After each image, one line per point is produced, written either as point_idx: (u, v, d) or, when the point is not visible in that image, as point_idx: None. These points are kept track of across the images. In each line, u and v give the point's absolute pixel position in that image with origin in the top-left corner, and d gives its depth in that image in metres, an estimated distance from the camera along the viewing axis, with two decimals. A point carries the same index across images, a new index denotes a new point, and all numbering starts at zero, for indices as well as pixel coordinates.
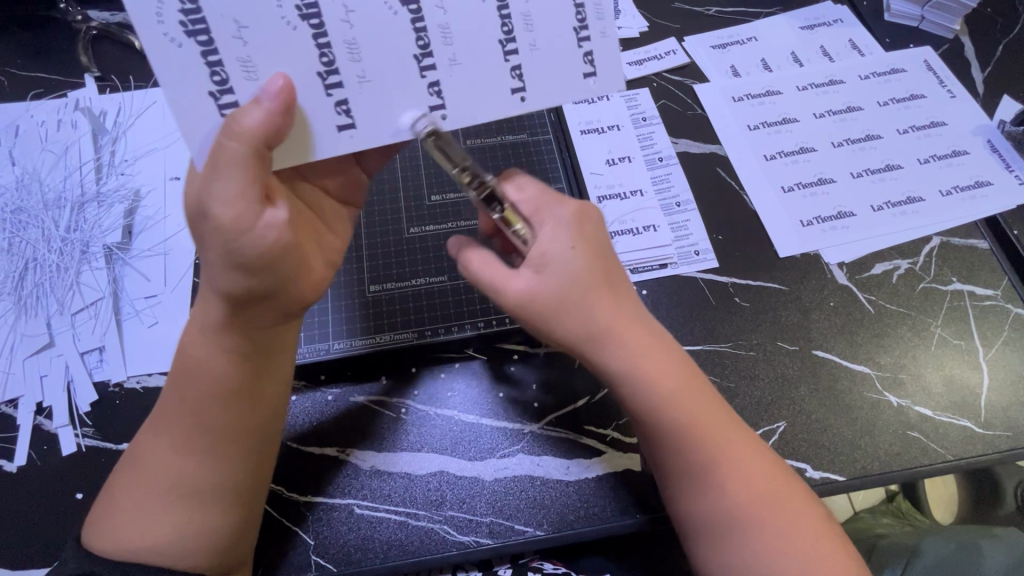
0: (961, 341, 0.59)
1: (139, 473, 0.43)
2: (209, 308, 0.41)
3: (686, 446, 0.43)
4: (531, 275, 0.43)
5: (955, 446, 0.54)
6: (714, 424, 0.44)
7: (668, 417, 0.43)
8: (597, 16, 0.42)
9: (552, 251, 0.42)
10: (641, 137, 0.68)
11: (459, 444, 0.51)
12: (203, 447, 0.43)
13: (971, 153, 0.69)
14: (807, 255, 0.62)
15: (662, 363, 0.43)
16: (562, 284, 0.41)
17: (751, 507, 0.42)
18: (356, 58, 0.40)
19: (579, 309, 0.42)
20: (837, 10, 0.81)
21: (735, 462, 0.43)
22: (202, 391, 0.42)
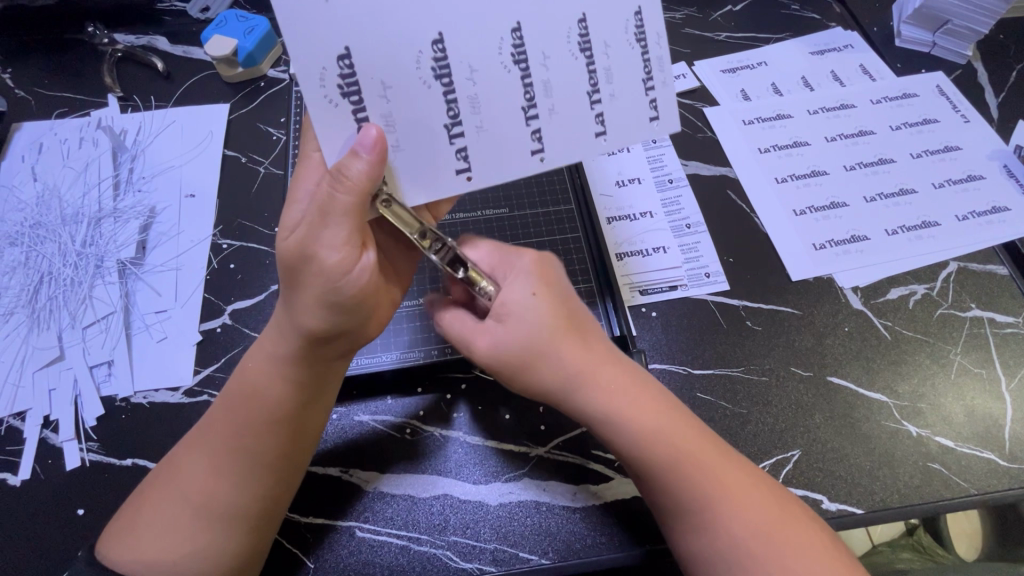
0: (982, 369, 0.57)
1: (175, 487, 0.43)
2: (283, 340, 0.43)
3: (670, 483, 0.42)
4: (498, 326, 0.45)
5: (978, 480, 0.51)
6: (704, 458, 0.43)
7: (654, 457, 0.43)
8: (659, 67, 0.44)
9: (511, 300, 0.45)
10: (651, 159, 0.68)
11: (463, 468, 0.51)
12: (245, 469, 0.43)
13: (987, 178, 0.68)
14: (821, 278, 0.61)
15: (638, 400, 0.44)
16: (524, 332, 0.44)
17: (756, 544, 0.40)
18: (476, 111, 0.41)
19: (546, 354, 0.44)
20: (847, 37, 0.82)
21: (730, 497, 0.42)
22: (260, 414, 0.43)
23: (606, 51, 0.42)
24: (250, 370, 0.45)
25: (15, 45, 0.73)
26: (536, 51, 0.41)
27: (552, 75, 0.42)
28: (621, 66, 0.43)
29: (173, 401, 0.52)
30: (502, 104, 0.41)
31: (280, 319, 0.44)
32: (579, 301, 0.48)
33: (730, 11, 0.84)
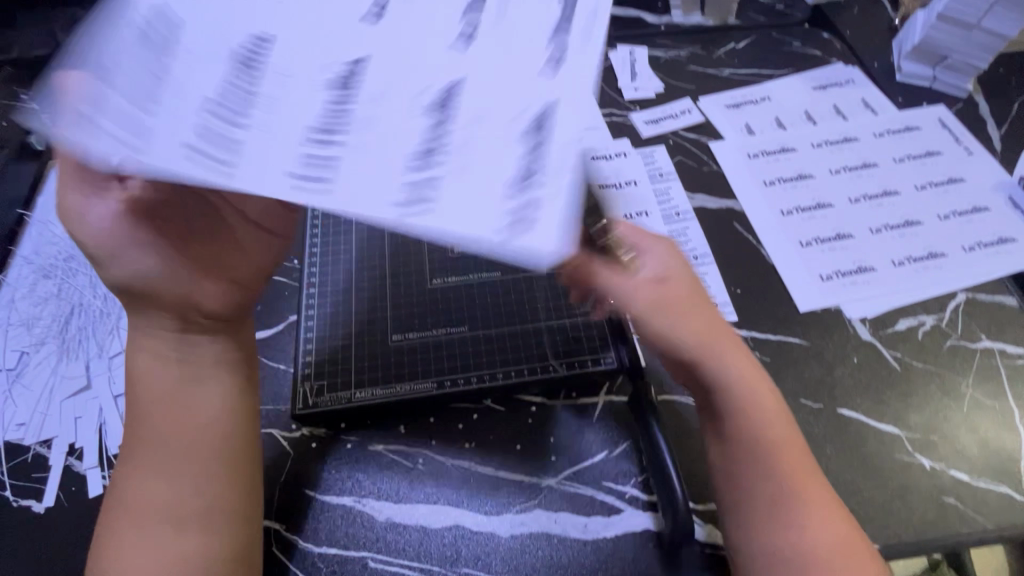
0: (994, 401, 0.57)
1: (126, 504, 0.43)
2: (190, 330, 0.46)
3: (770, 462, 0.45)
4: (640, 277, 0.46)
5: (995, 514, 0.51)
6: (795, 451, 0.46)
7: (761, 435, 0.45)
8: None
9: (671, 267, 0.47)
10: (658, 192, 0.70)
11: (475, 498, 0.51)
12: (183, 465, 0.44)
13: (992, 209, 0.69)
14: (828, 309, 0.62)
15: (756, 379, 0.47)
16: (686, 292, 0.47)
17: (826, 550, 0.42)
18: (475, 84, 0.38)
19: (694, 310, 0.46)
20: (849, 72, 0.84)
21: (807, 488, 0.44)
22: (175, 405, 0.44)
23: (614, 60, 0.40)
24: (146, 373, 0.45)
25: None
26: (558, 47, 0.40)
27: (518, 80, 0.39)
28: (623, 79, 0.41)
29: None
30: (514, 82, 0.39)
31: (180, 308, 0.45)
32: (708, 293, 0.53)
33: (733, 48, 0.87)
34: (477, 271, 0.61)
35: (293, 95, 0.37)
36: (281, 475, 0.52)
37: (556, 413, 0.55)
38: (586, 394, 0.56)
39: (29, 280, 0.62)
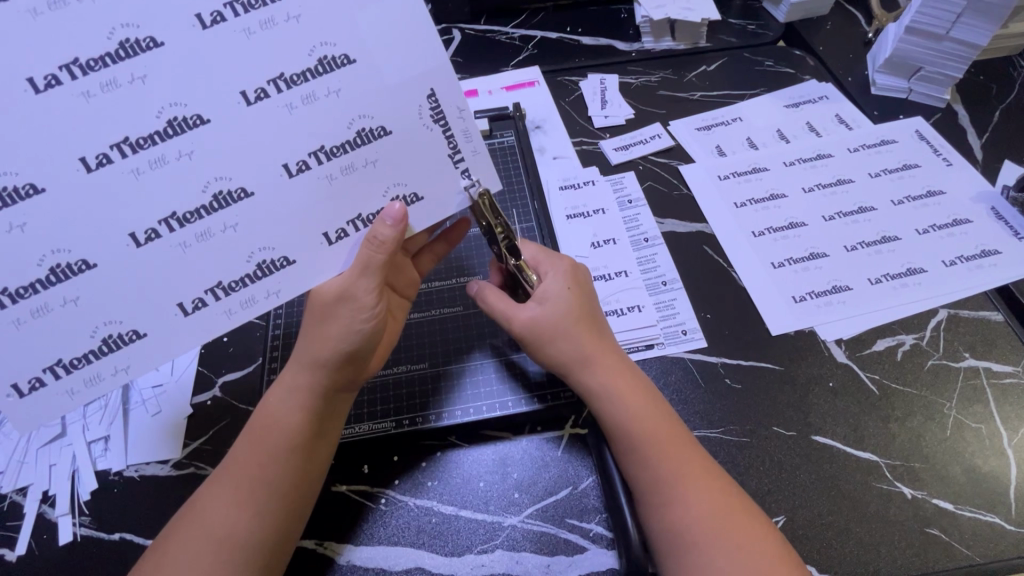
0: (981, 424, 0.54)
1: (194, 527, 0.44)
2: (312, 370, 0.48)
3: (651, 454, 0.48)
4: (536, 308, 0.54)
5: (984, 547, 0.48)
6: (678, 452, 0.48)
7: (636, 432, 0.49)
8: (466, 138, 0.47)
9: (542, 293, 0.54)
10: (627, 219, 0.70)
11: (436, 539, 0.50)
12: (264, 503, 0.45)
13: (974, 221, 0.67)
14: (802, 332, 0.61)
15: (636, 386, 0.51)
16: (555, 315, 0.53)
17: (710, 519, 0.45)
18: (319, 173, 0.45)
19: (564, 332, 0.53)
20: (823, 88, 0.83)
21: (690, 476, 0.47)
22: (278, 445, 0.47)
23: (460, 116, 0.47)
24: (270, 403, 0.49)
25: None
26: (378, 128, 0.45)
27: (354, 168, 0.45)
28: (441, 146, 0.47)
29: (162, 474, 0.54)
30: (350, 178, 0.46)
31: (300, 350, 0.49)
32: (600, 309, 0.57)
33: (704, 71, 0.87)
34: (439, 307, 0.63)
35: (258, 232, 0.44)
36: None
37: (519, 448, 0.55)
38: (550, 427, 0.56)
39: None
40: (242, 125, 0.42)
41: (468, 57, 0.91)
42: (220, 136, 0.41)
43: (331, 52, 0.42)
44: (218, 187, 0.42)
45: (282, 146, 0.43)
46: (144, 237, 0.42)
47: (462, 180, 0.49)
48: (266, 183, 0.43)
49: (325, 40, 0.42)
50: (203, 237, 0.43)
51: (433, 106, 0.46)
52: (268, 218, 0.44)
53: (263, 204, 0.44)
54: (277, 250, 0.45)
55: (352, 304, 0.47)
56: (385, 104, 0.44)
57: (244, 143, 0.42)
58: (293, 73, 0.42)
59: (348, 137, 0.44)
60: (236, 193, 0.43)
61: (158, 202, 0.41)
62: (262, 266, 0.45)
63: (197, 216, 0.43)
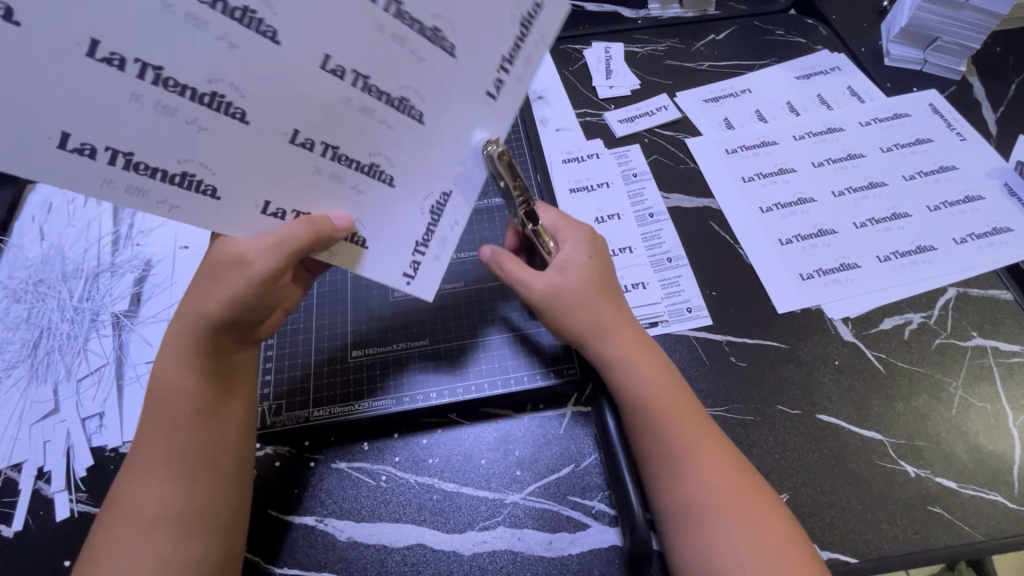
0: (986, 403, 0.54)
1: (121, 506, 0.44)
2: (183, 333, 0.46)
3: (666, 429, 0.47)
4: (557, 275, 0.52)
5: (985, 525, 0.48)
6: (696, 430, 0.48)
7: (653, 407, 0.48)
8: (440, 244, 0.46)
9: (564, 261, 0.52)
10: (632, 193, 0.68)
11: (438, 516, 0.50)
12: (184, 470, 0.45)
13: (986, 197, 0.66)
14: (808, 310, 0.60)
15: (655, 362, 0.51)
16: (578, 284, 0.51)
17: (721, 495, 0.45)
18: (318, 165, 0.39)
19: (584, 301, 0.51)
20: (835, 59, 0.81)
21: (704, 451, 0.47)
22: (178, 411, 0.46)
23: (451, 224, 0.46)
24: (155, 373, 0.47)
25: None
26: (387, 160, 0.41)
27: (343, 175, 0.40)
28: (408, 228, 0.45)
29: None
30: (331, 180, 0.40)
31: (177, 315, 0.47)
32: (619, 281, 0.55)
33: (712, 40, 0.84)
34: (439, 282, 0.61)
35: (215, 151, 0.35)
36: None
37: (521, 425, 0.54)
38: (553, 405, 0.55)
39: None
40: (300, 80, 0.35)
41: None
42: (282, 58, 0.33)
43: (412, 99, 0.39)
44: (214, 88, 0.33)
45: (308, 116, 0.36)
46: (150, 70, 0.31)
47: (413, 264, 0.46)
48: (265, 124, 0.36)
49: (416, 89, 0.39)
50: (160, 111, 0.33)
51: (438, 203, 0.45)
52: (235, 150, 0.36)
53: (253, 143, 0.36)
54: (213, 175, 0.36)
55: (247, 273, 0.42)
56: (414, 170, 0.42)
57: (279, 86, 0.34)
58: (376, 85, 0.37)
59: (359, 158, 0.40)
60: (234, 109, 0.34)
61: (179, 54, 0.31)
62: (188, 178, 0.36)
63: (177, 91, 0.32)
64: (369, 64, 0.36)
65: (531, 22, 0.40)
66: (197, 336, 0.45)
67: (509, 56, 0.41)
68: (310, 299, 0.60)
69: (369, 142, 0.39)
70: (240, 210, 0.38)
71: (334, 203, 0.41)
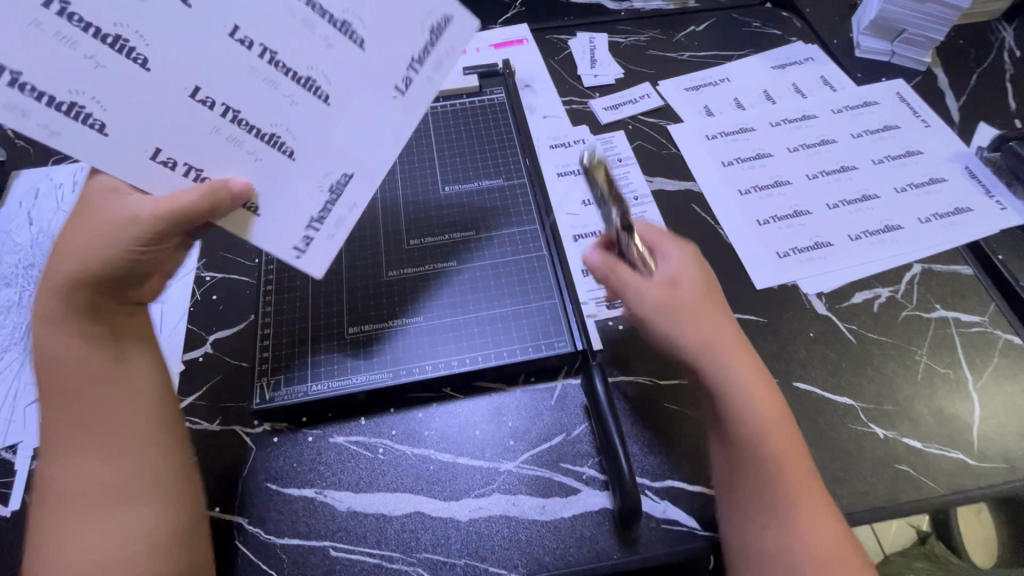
0: (948, 369, 0.57)
1: (46, 491, 0.43)
2: (55, 296, 0.45)
3: (762, 468, 0.46)
4: (656, 286, 0.51)
5: (948, 480, 0.52)
6: (798, 474, 0.46)
7: (749, 440, 0.47)
8: (337, 225, 0.46)
9: (667, 275, 0.51)
10: (617, 177, 0.71)
11: (434, 485, 0.52)
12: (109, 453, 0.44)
13: (949, 180, 0.70)
14: (785, 286, 0.63)
15: (767, 395, 0.48)
16: (682, 298, 0.50)
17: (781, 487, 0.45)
18: (215, 128, 0.41)
19: (689, 320, 0.50)
20: (809, 50, 0.84)
21: (768, 442, 0.46)
22: (76, 383, 0.45)
23: (349, 208, 0.46)
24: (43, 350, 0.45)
25: None
26: (282, 131, 0.42)
27: (240, 142, 0.42)
28: (300, 201, 0.45)
29: None
30: (228, 149, 0.42)
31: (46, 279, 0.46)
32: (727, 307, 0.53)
33: (692, 31, 0.86)
34: (433, 262, 0.62)
35: (115, 92, 0.37)
36: (243, 471, 0.53)
37: (514, 398, 0.56)
38: (544, 378, 0.57)
39: None
40: (218, 51, 0.39)
41: None
42: (195, 20, 0.38)
43: (318, 81, 0.42)
44: (121, 33, 0.36)
45: (208, 75, 0.39)
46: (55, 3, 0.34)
47: (303, 241, 0.46)
48: (165, 75, 0.38)
49: (324, 72, 0.42)
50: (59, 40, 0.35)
51: (338, 182, 0.45)
52: (138, 100, 0.38)
53: (158, 92, 0.38)
54: (104, 111, 0.38)
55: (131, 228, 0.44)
56: (317, 147, 0.44)
57: (188, 50, 0.38)
58: (283, 60, 0.41)
59: (261, 127, 0.42)
60: (134, 57, 0.37)
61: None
62: (76, 108, 0.37)
63: (80, 27, 0.35)
64: (280, 43, 0.40)
65: (438, 32, 0.45)
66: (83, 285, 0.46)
67: (420, 58, 0.45)
68: (305, 279, 0.61)
69: (268, 112, 0.42)
70: (131, 153, 0.39)
71: (231, 166, 0.42)
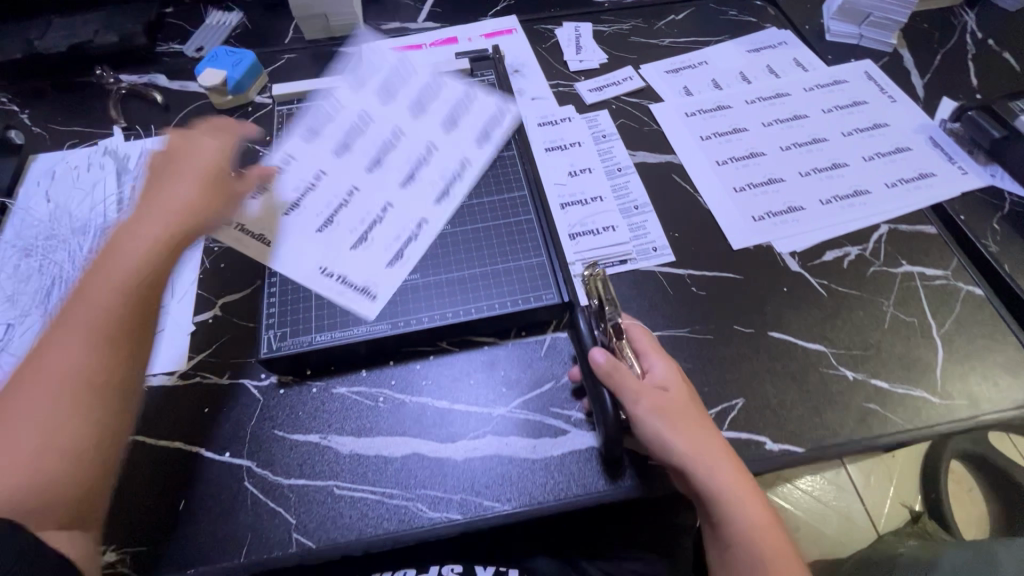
0: (913, 318, 0.61)
1: (72, 426, 0.44)
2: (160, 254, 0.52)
3: (738, 537, 0.48)
4: (649, 412, 0.49)
5: (913, 416, 0.55)
6: (767, 537, 0.48)
7: (728, 512, 0.48)
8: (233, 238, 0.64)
9: (655, 387, 0.51)
10: (601, 151, 0.75)
11: (431, 429, 0.55)
12: (88, 417, 0.45)
13: (914, 149, 0.74)
14: (760, 246, 0.67)
15: (737, 470, 0.49)
16: (669, 413, 0.49)
17: (759, 535, 0.48)
18: (294, 182, 0.68)
19: (670, 414, 0.49)
20: (782, 35, 0.89)
21: (746, 492, 0.48)
22: (135, 334, 0.48)
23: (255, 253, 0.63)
24: (95, 294, 0.48)
25: (36, 92, 0.83)
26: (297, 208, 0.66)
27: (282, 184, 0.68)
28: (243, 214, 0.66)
29: (170, 384, 0.58)
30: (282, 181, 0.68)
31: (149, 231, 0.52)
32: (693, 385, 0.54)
33: (672, 19, 0.91)
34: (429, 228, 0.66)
35: (318, 147, 0.70)
36: (251, 420, 0.56)
37: (506, 350, 0.60)
38: (534, 332, 0.61)
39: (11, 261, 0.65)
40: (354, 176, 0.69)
41: (449, 8, 0.93)
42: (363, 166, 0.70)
43: (333, 226, 0.65)
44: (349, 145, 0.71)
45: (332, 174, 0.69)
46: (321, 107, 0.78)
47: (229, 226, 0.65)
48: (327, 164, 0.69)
49: (344, 219, 0.66)
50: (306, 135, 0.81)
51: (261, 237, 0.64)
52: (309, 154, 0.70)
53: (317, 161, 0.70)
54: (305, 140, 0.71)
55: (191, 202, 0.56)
56: (291, 234, 0.64)
57: (349, 170, 0.69)
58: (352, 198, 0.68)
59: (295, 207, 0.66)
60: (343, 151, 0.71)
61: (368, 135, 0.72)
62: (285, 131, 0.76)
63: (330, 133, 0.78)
64: (362, 194, 0.68)
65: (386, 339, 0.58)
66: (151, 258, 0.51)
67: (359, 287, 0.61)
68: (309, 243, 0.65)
69: (313, 202, 0.66)
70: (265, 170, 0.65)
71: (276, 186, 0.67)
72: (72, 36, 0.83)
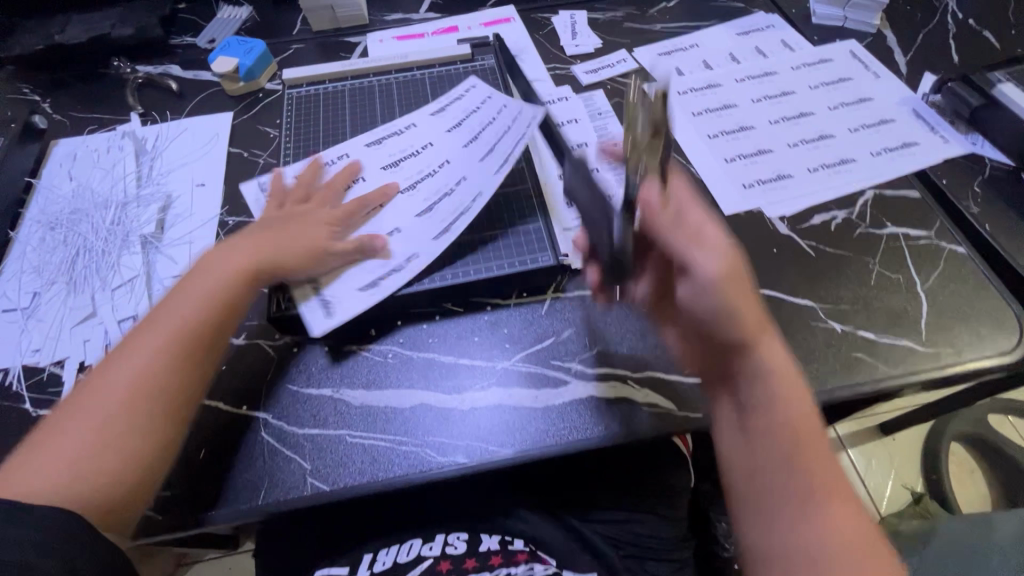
0: (898, 274, 0.64)
1: (126, 429, 0.49)
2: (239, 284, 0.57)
3: (781, 408, 0.47)
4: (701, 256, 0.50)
5: (898, 363, 0.58)
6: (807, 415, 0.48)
7: (774, 384, 0.48)
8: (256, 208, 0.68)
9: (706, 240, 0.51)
10: (597, 128, 0.78)
11: (439, 382, 0.58)
12: (147, 416, 0.49)
13: (898, 120, 0.77)
14: (750, 212, 0.69)
15: (775, 343, 0.50)
16: (716, 264, 0.49)
17: (799, 408, 0.48)
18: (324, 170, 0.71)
19: (721, 268, 0.50)
20: (769, 19, 0.92)
21: (790, 372, 0.49)
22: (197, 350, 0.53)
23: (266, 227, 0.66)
24: (172, 308, 0.54)
25: (57, 82, 0.87)
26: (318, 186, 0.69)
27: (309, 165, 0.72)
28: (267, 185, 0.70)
29: None
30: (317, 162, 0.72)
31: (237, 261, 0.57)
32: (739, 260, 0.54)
33: (664, 6, 0.95)
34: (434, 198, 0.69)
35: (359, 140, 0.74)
36: (268, 376, 0.59)
37: (508, 310, 0.63)
38: (535, 294, 0.64)
39: (37, 234, 0.69)
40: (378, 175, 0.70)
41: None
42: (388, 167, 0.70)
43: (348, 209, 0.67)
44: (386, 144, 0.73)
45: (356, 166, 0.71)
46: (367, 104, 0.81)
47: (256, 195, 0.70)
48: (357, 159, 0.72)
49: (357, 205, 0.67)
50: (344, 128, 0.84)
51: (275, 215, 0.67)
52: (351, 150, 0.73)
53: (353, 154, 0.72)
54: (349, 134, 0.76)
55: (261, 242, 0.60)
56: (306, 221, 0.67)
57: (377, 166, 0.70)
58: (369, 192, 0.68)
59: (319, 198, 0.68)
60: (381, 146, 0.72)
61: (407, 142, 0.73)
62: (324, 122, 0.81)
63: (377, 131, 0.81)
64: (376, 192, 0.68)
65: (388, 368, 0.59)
66: (232, 284, 0.56)
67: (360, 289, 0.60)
68: None
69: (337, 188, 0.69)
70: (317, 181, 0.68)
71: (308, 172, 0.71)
72: (89, 28, 0.87)
